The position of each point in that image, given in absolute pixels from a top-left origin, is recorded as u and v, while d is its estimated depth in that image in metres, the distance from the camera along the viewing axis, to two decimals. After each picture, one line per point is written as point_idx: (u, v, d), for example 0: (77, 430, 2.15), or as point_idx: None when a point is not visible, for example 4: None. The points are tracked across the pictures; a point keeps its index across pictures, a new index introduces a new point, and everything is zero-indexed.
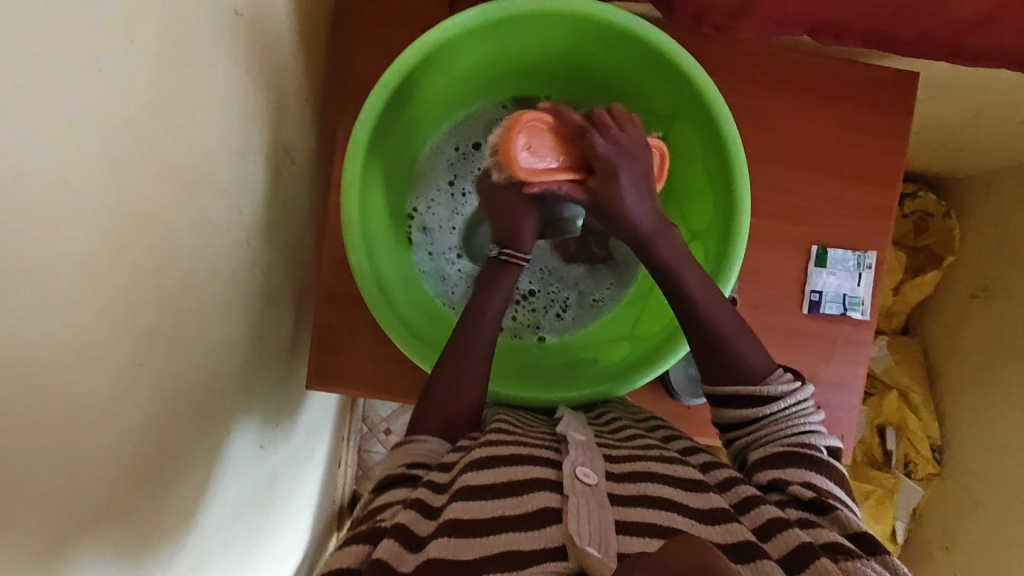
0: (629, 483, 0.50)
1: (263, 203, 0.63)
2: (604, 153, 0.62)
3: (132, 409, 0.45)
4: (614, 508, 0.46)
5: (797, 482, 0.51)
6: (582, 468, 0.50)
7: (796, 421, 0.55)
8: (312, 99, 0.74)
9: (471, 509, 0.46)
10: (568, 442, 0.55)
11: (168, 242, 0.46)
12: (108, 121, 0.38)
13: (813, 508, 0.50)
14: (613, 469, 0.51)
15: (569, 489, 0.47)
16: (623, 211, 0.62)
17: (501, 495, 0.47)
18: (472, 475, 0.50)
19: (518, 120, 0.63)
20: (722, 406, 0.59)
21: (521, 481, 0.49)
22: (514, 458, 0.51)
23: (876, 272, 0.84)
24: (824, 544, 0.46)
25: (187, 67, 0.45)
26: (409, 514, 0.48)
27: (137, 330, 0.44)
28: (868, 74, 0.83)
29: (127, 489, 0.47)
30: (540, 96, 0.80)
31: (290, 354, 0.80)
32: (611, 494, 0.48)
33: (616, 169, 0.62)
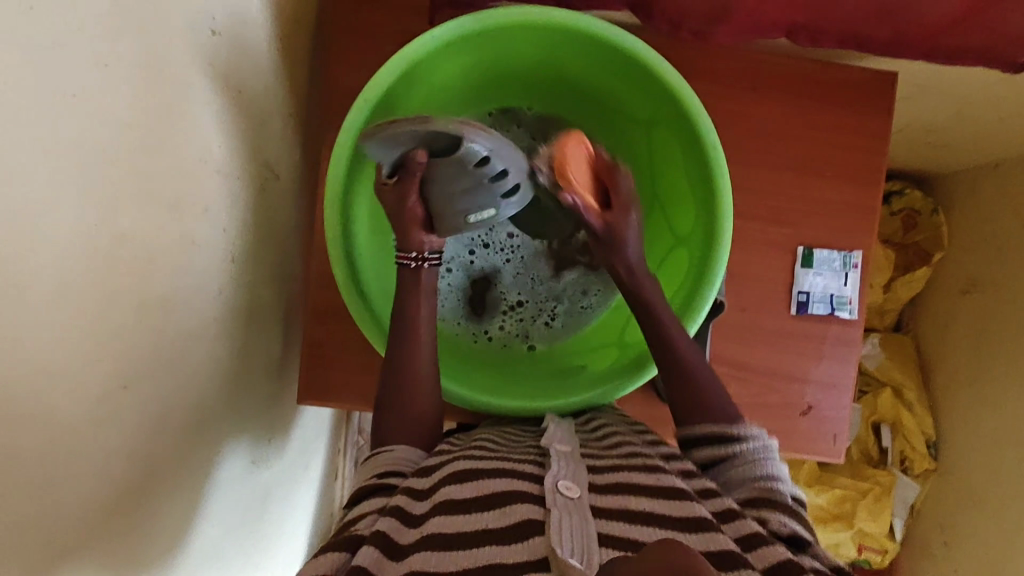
0: (610, 495, 0.49)
1: (247, 221, 0.63)
2: (625, 190, 0.67)
3: (116, 432, 0.45)
4: (596, 521, 0.45)
5: (773, 522, 0.51)
6: (564, 481, 0.49)
7: (765, 463, 0.56)
8: (295, 115, 0.75)
9: (451, 522, 0.47)
10: (551, 455, 0.55)
11: (148, 264, 0.46)
12: (82, 145, 0.38)
13: (793, 543, 0.50)
14: (596, 481, 0.51)
15: (550, 503, 0.47)
16: (623, 252, 0.66)
17: (482, 508, 0.48)
18: (456, 487, 0.50)
19: (571, 138, 0.66)
20: (694, 448, 0.60)
21: (502, 492, 0.49)
22: (493, 472, 0.52)
23: (862, 272, 0.84)
24: (812, 567, 0.47)
25: (163, 90, 0.46)
26: (388, 522, 0.48)
27: (119, 353, 0.44)
28: (847, 76, 0.84)
29: (113, 512, 0.46)
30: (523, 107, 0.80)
31: (280, 370, 0.80)
32: (593, 507, 0.47)
33: (631, 212, 0.66)
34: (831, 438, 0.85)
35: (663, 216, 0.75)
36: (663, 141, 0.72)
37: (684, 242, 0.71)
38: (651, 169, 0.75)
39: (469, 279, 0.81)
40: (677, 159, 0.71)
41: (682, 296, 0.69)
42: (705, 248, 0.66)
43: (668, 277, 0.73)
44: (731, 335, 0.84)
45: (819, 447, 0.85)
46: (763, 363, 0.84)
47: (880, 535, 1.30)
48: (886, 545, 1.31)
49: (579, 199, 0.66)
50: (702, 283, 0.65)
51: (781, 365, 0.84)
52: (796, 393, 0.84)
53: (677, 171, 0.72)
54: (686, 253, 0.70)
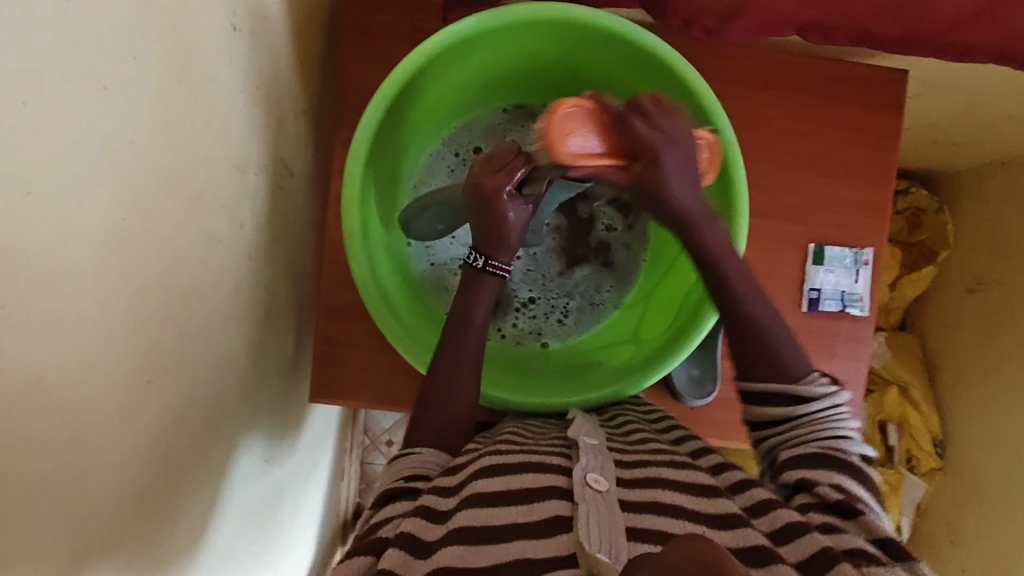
0: (642, 488, 0.49)
1: (264, 217, 0.63)
2: (645, 137, 0.58)
3: (139, 426, 0.45)
4: (625, 517, 0.46)
5: (826, 483, 0.51)
6: (594, 473, 0.49)
7: (829, 426, 0.54)
8: (309, 112, 0.75)
9: (482, 515, 0.47)
10: (578, 447, 0.55)
11: (172, 259, 0.46)
12: (113, 139, 0.38)
13: (839, 511, 0.50)
14: (624, 474, 0.51)
15: (579, 495, 0.46)
16: (667, 195, 0.59)
17: (512, 502, 0.47)
18: (483, 482, 0.50)
19: (562, 108, 0.57)
20: (753, 405, 0.57)
21: (532, 488, 0.48)
22: (525, 467, 0.51)
23: (873, 269, 0.85)
24: (848, 550, 0.47)
25: (188, 84, 0.46)
26: (414, 522, 0.48)
27: (143, 347, 0.44)
28: (858, 74, 0.84)
29: (136, 507, 0.46)
30: (536, 104, 0.80)
31: (292, 367, 0.80)
32: (622, 500, 0.47)
33: (659, 151, 0.58)
34: None
35: None
36: None
37: None
38: None
39: None
40: None
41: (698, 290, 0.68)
42: None
43: (682, 272, 0.73)
44: None
45: None
46: None
47: None
48: None
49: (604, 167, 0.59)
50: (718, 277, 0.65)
51: None
52: None
53: None
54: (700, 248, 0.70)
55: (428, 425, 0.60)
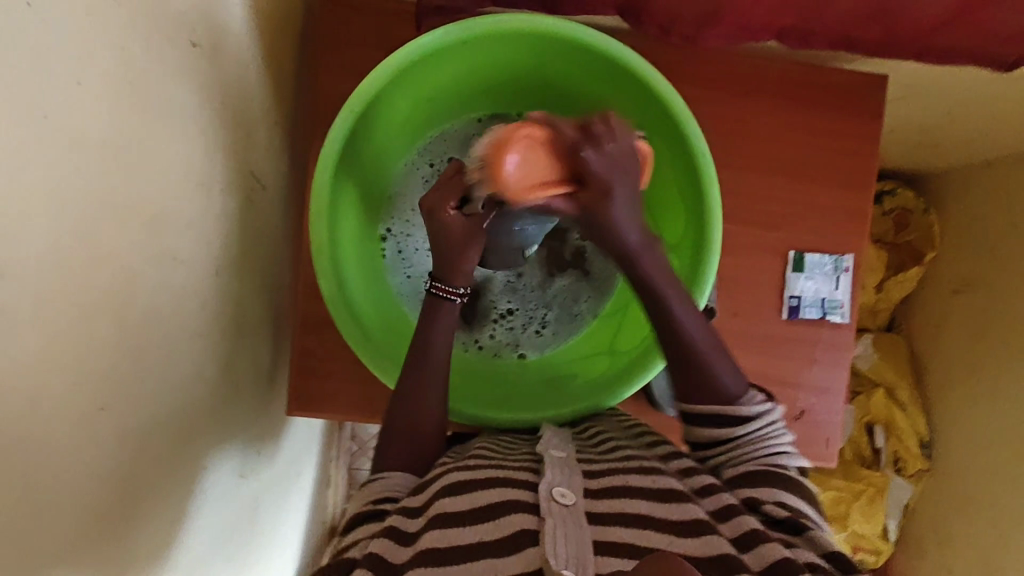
0: (608, 498, 0.49)
1: (233, 232, 0.63)
2: (597, 168, 0.53)
3: (97, 452, 0.44)
4: (591, 529, 0.45)
5: (769, 500, 0.52)
6: (560, 488, 0.49)
7: (766, 444, 0.55)
8: (281, 123, 0.74)
9: (447, 537, 0.46)
10: (547, 460, 0.54)
11: (130, 282, 0.45)
12: (58, 168, 0.37)
13: (787, 525, 0.51)
14: (591, 485, 0.50)
15: (545, 511, 0.46)
16: (613, 228, 0.55)
17: (477, 521, 0.47)
18: (449, 500, 0.49)
19: (508, 135, 0.54)
20: (693, 425, 0.58)
21: (497, 504, 0.48)
22: (490, 481, 0.51)
23: (853, 276, 0.84)
24: (807, 562, 0.47)
25: (141, 105, 0.45)
26: (382, 543, 0.48)
27: (98, 372, 0.43)
28: (837, 79, 0.84)
29: (96, 534, 0.46)
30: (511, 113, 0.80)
31: (269, 379, 0.79)
32: (589, 513, 0.47)
33: (612, 184, 0.53)
34: (823, 442, 0.84)
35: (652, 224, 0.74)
36: None
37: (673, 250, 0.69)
38: None
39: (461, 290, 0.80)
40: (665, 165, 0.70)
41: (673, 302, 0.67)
42: (695, 255, 0.65)
43: None
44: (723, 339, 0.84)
45: (812, 451, 0.85)
46: (756, 367, 0.84)
47: (874, 535, 1.30)
48: (880, 546, 1.30)
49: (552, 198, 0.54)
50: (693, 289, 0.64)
51: (773, 369, 0.84)
52: (788, 397, 0.84)
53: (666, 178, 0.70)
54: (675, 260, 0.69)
55: (394, 453, 0.60)
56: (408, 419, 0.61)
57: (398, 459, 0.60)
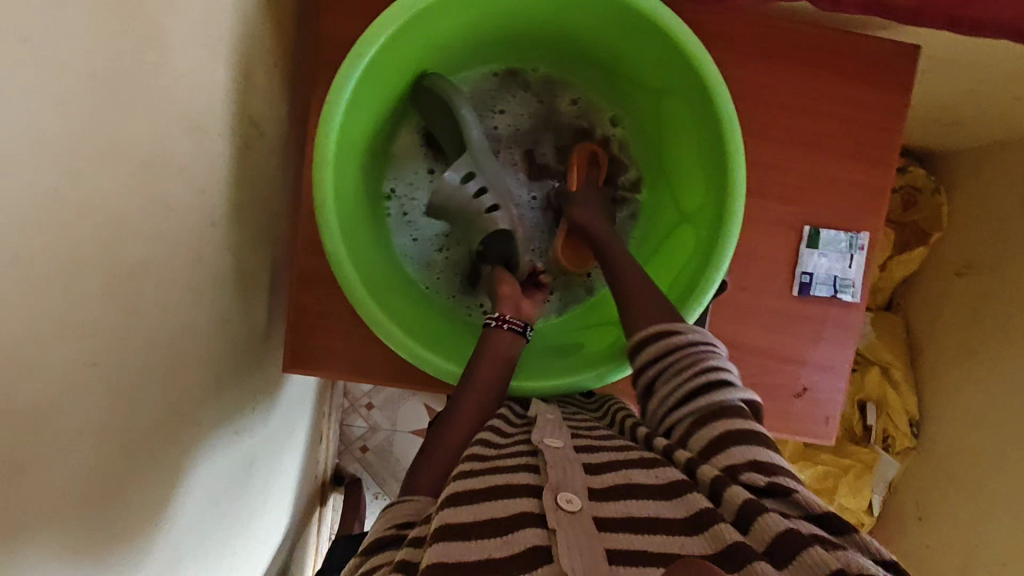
0: (612, 501, 0.46)
1: (229, 181, 0.59)
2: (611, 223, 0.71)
3: (84, 408, 0.42)
4: (601, 536, 0.42)
5: (740, 461, 0.49)
6: (564, 492, 0.46)
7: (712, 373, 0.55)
8: (282, 66, 0.69)
9: (453, 551, 0.42)
10: (545, 456, 0.52)
11: (120, 229, 0.42)
12: (36, 99, 0.33)
13: (767, 493, 0.46)
14: (593, 484, 0.48)
15: (552, 522, 0.43)
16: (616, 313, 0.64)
17: (485, 534, 0.43)
18: (451, 511, 0.46)
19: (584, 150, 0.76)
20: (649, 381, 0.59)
21: (501, 516, 0.45)
22: (492, 490, 0.48)
23: (867, 255, 0.82)
24: (811, 533, 0.42)
25: (132, 37, 0.41)
26: None
27: (85, 325, 0.40)
28: (867, 47, 0.80)
29: (78, 488, 0.44)
30: (525, 69, 0.76)
31: (264, 336, 0.77)
32: (596, 518, 0.44)
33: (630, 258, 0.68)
34: (823, 421, 0.83)
35: (669, 191, 0.72)
36: (674, 110, 0.68)
37: (689, 219, 0.67)
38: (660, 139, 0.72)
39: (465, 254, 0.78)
40: (688, 131, 0.67)
41: (688, 274, 0.65)
42: (713, 229, 0.63)
43: (671, 255, 0.69)
44: (729, 314, 0.82)
45: (811, 429, 0.84)
46: (761, 343, 0.83)
47: (858, 510, 1.32)
48: (863, 519, 1.33)
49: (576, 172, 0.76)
50: (710, 263, 0.61)
51: (778, 346, 0.83)
52: (791, 374, 0.83)
53: (688, 145, 0.68)
54: (691, 229, 0.67)
55: (425, 477, 0.58)
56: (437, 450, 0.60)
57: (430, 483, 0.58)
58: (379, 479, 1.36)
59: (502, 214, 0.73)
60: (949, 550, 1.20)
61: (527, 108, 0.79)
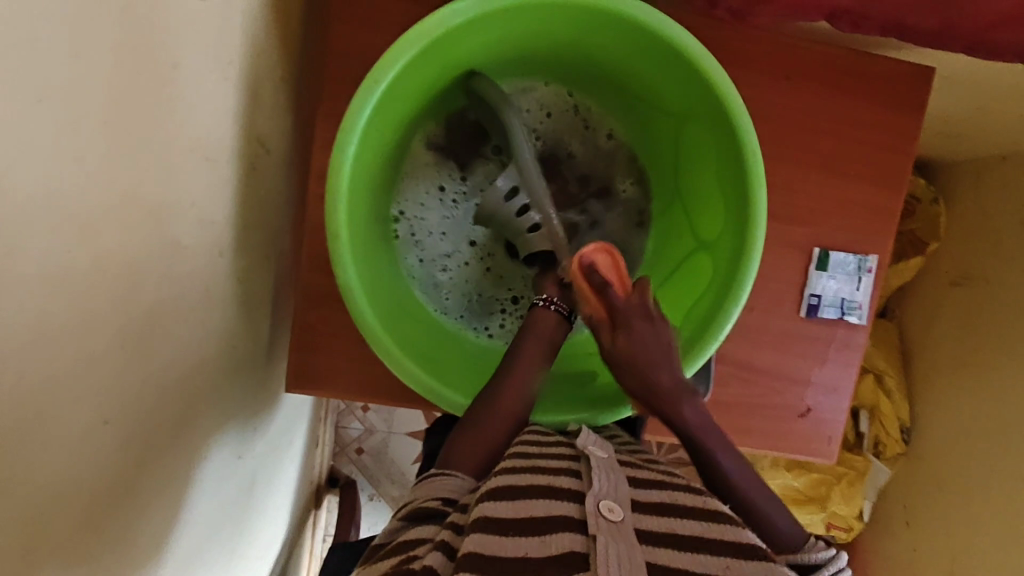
0: (655, 516, 0.47)
1: (237, 206, 0.57)
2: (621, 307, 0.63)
3: (93, 464, 0.40)
4: (642, 549, 0.43)
5: None
6: (607, 502, 0.47)
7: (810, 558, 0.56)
8: (287, 79, 0.66)
9: (492, 543, 0.43)
10: (589, 461, 0.54)
11: (134, 277, 0.40)
12: (52, 161, 0.31)
13: None
14: (637, 499, 0.49)
15: (594, 528, 0.44)
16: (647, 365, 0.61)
17: (524, 530, 0.45)
18: (490, 505, 0.47)
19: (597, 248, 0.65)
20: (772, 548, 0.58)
21: (543, 516, 0.46)
22: (534, 490, 0.49)
23: (875, 277, 0.82)
24: None
25: (148, 75, 0.39)
26: (437, 557, 0.44)
27: (98, 380, 0.39)
28: (882, 67, 0.79)
29: (88, 543, 0.42)
30: (556, 90, 0.75)
31: (267, 355, 0.75)
32: (637, 531, 0.45)
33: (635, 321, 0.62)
34: (826, 441, 0.84)
35: (687, 215, 0.71)
36: (694, 136, 0.67)
37: (710, 247, 0.66)
38: (682, 164, 0.70)
39: (468, 280, 0.76)
40: (709, 157, 0.65)
41: (705, 305, 0.64)
42: (732, 261, 0.62)
43: (687, 283, 0.68)
44: (737, 335, 0.82)
45: (814, 449, 0.84)
46: (767, 363, 0.82)
47: (849, 515, 1.34)
48: (852, 524, 1.35)
49: (594, 315, 0.64)
50: (728, 297, 0.60)
51: (785, 366, 0.82)
52: (796, 395, 0.83)
53: (709, 173, 0.66)
54: (710, 258, 0.66)
55: (462, 454, 0.59)
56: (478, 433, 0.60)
57: (466, 461, 0.58)
58: (374, 480, 1.35)
59: (541, 233, 0.72)
60: (937, 556, 1.22)
61: (552, 129, 0.77)
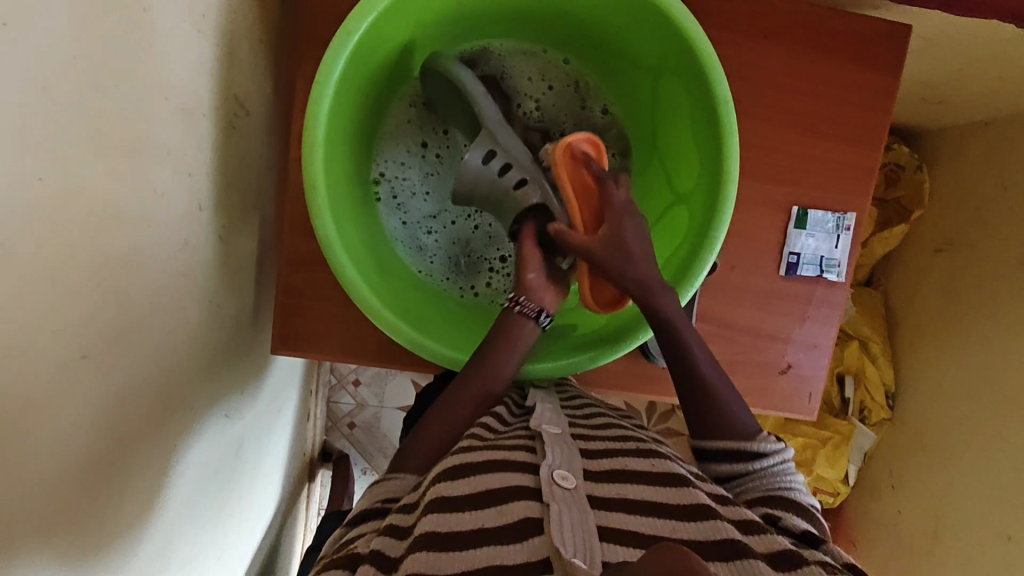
0: (608, 482, 0.49)
1: (216, 163, 0.57)
2: (617, 203, 0.65)
3: (74, 404, 0.41)
4: (595, 514, 0.45)
5: (791, 521, 0.53)
6: (561, 471, 0.49)
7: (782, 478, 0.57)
8: (266, 41, 0.67)
9: (446, 521, 0.45)
10: (541, 438, 0.55)
11: (108, 220, 0.41)
12: (19, 90, 0.32)
13: (805, 540, 0.51)
14: (589, 468, 0.51)
15: (549, 496, 0.46)
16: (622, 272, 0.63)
17: (480, 506, 0.46)
18: (445, 485, 0.49)
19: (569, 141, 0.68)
20: (711, 462, 0.61)
21: (498, 490, 0.48)
22: (488, 466, 0.50)
23: (854, 235, 0.83)
24: (820, 561, 0.47)
25: (115, 20, 0.39)
26: (384, 542, 0.47)
27: (76, 318, 0.40)
28: (859, 26, 0.79)
29: (72, 485, 0.43)
30: (537, 49, 0.76)
31: (253, 318, 0.76)
32: (590, 497, 0.47)
33: (625, 218, 0.65)
34: (807, 397, 0.85)
35: (664, 171, 0.71)
36: (670, 91, 0.67)
37: (685, 201, 0.67)
38: (659, 121, 0.71)
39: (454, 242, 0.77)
40: (684, 112, 0.66)
41: (680, 257, 0.65)
42: (706, 213, 0.63)
43: (665, 237, 0.69)
44: (718, 294, 0.83)
45: (795, 405, 0.85)
46: (748, 322, 0.84)
47: (834, 479, 1.37)
48: (837, 488, 1.38)
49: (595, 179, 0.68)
50: (703, 247, 0.62)
51: (765, 324, 0.84)
52: (776, 352, 0.84)
53: (685, 127, 0.67)
54: (686, 212, 0.67)
55: (417, 453, 0.59)
56: (433, 420, 0.61)
57: (420, 460, 0.59)
58: (367, 454, 1.37)
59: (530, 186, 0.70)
60: (920, 518, 1.25)
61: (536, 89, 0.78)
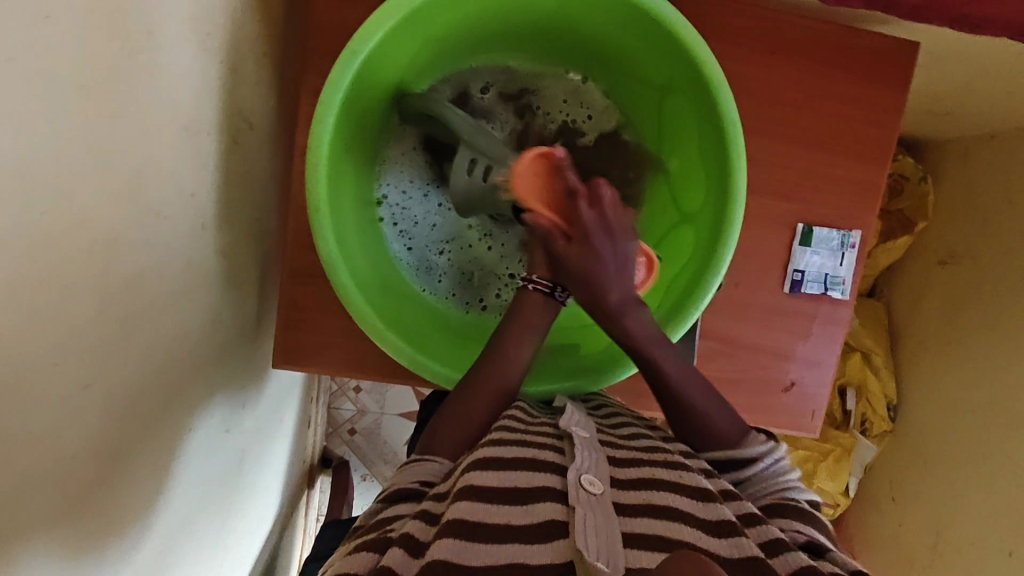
0: (633, 489, 0.48)
1: (219, 180, 0.57)
2: (586, 220, 0.61)
3: (75, 431, 0.41)
4: (619, 520, 0.44)
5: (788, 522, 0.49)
6: (588, 475, 0.48)
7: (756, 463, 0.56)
8: (270, 55, 0.66)
9: (476, 512, 0.44)
10: (571, 440, 0.54)
11: (113, 246, 0.41)
12: (25, 123, 0.32)
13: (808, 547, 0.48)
14: (618, 475, 0.50)
15: (575, 499, 0.45)
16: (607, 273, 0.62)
17: (507, 502, 0.46)
18: (476, 475, 0.48)
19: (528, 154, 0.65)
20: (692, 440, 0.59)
21: (525, 490, 0.47)
22: (516, 462, 0.50)
23: (859, 252, 0.83)
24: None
25: (121, 42, 0.39)
26: (416, 524, 0.46)
27: (78, 347, 0.39)
28: (867, 43, 0.79)
29: (71, 508, 0.43)
30: (541, 62, 0.75)
31: (254, 330, 0.76)
32: (616, 505, 0.46)
33: (595, 234, 0.61)
34: (809, 415, 0.85)
35: (670, 189, 0.71)
36: (677, 109, 0.67)
37: (691, 221, 0.67)
38: (665, 138, 0.71)
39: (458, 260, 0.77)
40: (692, 131, 0.66)
41: (687, 277, 0.65)
42: (712, 234, 0.62)
43: (672, 255, 0.69)
44: (722, 310, 0.82)
45: (799, 422, 0.85)
46: (752, 338, 0.83)
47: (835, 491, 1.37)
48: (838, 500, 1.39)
49: (544, 221, 0.63)
50: (708, 269, 0.61)
51: (769, 341, 0.83)
52: (780, 369, 0.84)
53: (692, 146, 0.66)
54: (692, 232, 0.66)
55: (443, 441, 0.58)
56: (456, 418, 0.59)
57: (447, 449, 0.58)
58: (367, 460, 1.37)
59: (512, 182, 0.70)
60: (921, 530, 1.24)
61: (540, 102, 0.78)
